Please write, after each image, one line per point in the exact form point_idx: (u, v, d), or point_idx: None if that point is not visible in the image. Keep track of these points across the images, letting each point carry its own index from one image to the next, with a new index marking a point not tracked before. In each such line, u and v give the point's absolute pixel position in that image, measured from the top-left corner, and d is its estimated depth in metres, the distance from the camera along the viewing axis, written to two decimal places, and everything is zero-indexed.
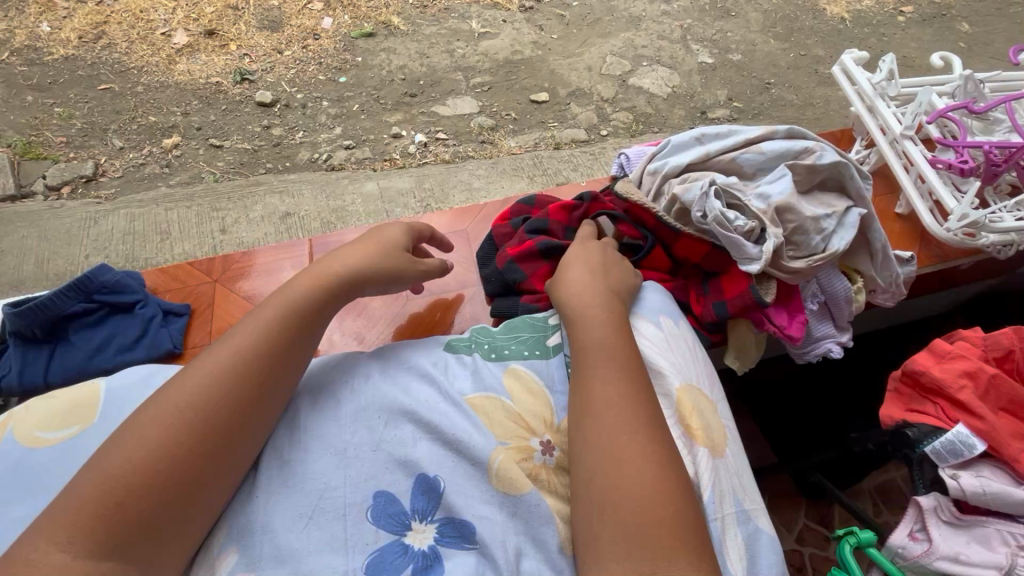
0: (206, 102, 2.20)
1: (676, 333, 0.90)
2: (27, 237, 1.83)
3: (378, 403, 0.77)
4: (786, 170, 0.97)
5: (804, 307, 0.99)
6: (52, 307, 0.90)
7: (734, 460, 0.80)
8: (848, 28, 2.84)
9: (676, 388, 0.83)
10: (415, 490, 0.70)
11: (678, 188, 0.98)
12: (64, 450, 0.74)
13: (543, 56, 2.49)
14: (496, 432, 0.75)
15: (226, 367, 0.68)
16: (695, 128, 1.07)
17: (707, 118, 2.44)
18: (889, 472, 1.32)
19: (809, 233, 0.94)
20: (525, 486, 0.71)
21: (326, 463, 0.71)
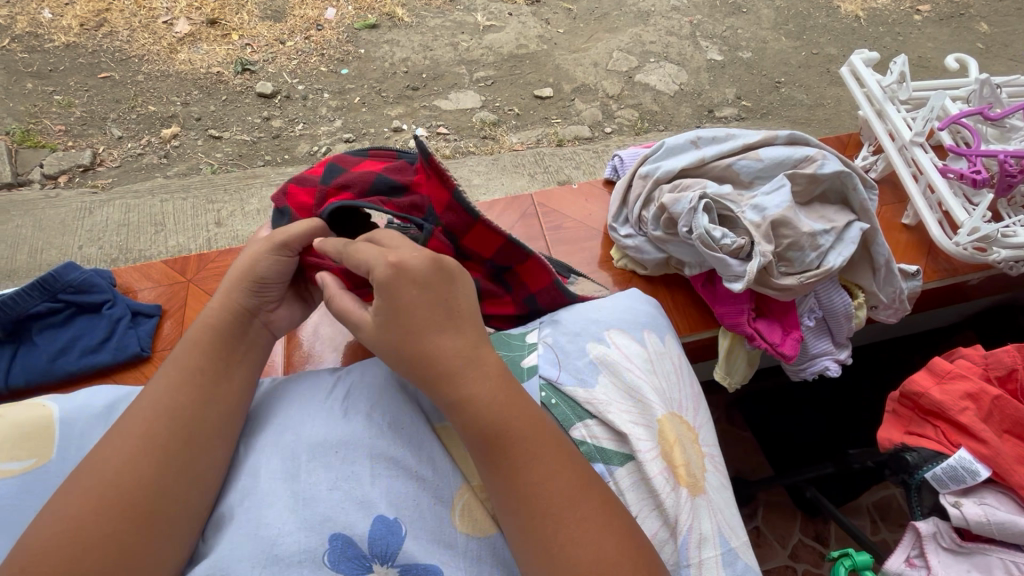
0: (206, 93, 2.17)
1: (660, 351, 0.87)
2: (22, 226, 1.82)
3: (326, 437, 0.69)
4: (785, 180, 0.93)
5: (800, 323, 0.95)
6: (13, 306, 0.87)
7: (717, 494, 0.76)
8: (863, 26, 2.77)
9: (659, 417, 0.79)
10: (374, 534, 0.64)
11: (668, 198, 0.94)
12: (15, 489, 0.67)
13: (549, 51, 2.44)
14: (460, 468, 0.74)
15: (148, 422, 0.65)
16: (691, 130, 1.03)
17: (714, 117, 2.39)
18: (888, 488, 1.30)
19: (804, 249, 0.90)
20: (489, 530, 0.70)
21: (280, 506, 0.64)
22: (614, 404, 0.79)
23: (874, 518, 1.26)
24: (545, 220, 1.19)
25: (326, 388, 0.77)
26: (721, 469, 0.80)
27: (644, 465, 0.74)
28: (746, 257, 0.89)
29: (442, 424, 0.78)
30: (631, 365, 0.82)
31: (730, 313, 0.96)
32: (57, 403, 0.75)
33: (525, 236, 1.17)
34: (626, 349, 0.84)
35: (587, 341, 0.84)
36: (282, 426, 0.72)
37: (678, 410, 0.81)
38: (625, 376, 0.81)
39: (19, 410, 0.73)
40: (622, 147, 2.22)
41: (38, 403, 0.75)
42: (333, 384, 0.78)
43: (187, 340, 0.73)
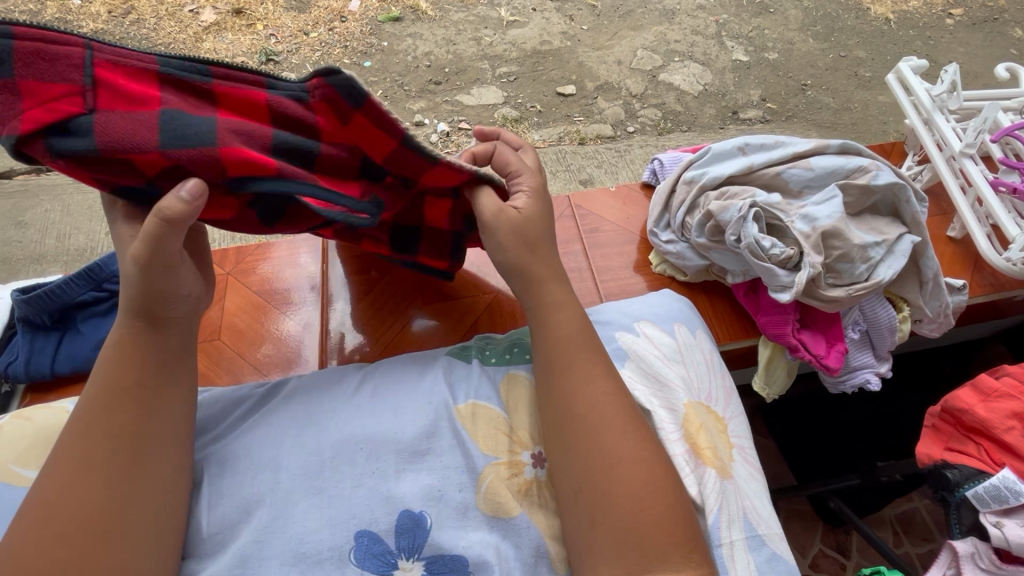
0: None
1: (690, 343, 0.87)
2: (51, 211, 1.84)
3: (356, 425, 0.72)
4: (837, 192, 0.92)
5: (844, 335, 0.95)
6: (61, 295, 0.91)
7: (746, 483, 0.75)
8: (893, 29, 2.71)
9: (683, 403, 0.79)
10: (400, 527, 0.66)
11: (715, 205, 0.93)
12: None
13: (572, 48, 2.42)
14: (486, 446, 0.72)
15: (84, 441, 0.62)
16: (738, 136, 1.02)
17: (739, 118, 2.36)
18: (912, 501, 1.29)
19: (855, 262, 0.89)
20: (513, 510, 0.68)
21: (305, 506, 0.66)
22: (639, 386, 0.79)
23: (897, 530, 1.25)
24: (581, 221, 1.18)
25: (352, 381, 0.80)
26: (753, 462, 0.79)
27: (666, 444, 0.74)
28: (794, 267, 0.89)
29: (470, 403, 0.76)
30: (657, 355, 0.84)
31: (774, 323, 0.95)
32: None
33: (560, 237, 1.16)
34: (656, 340, 0.86)
35: (615, 330, 0.86)
36: (306, 418, 0.74)
37: (705, 400, 0.81)
38: (649, 364, 0.82)
39: (49, 416, 0.78)
40: (644, 148, 2.20)
41: (65, 408, 0.79)
42: (358, 379, 0.80)
43: (106, 353, 0.67)
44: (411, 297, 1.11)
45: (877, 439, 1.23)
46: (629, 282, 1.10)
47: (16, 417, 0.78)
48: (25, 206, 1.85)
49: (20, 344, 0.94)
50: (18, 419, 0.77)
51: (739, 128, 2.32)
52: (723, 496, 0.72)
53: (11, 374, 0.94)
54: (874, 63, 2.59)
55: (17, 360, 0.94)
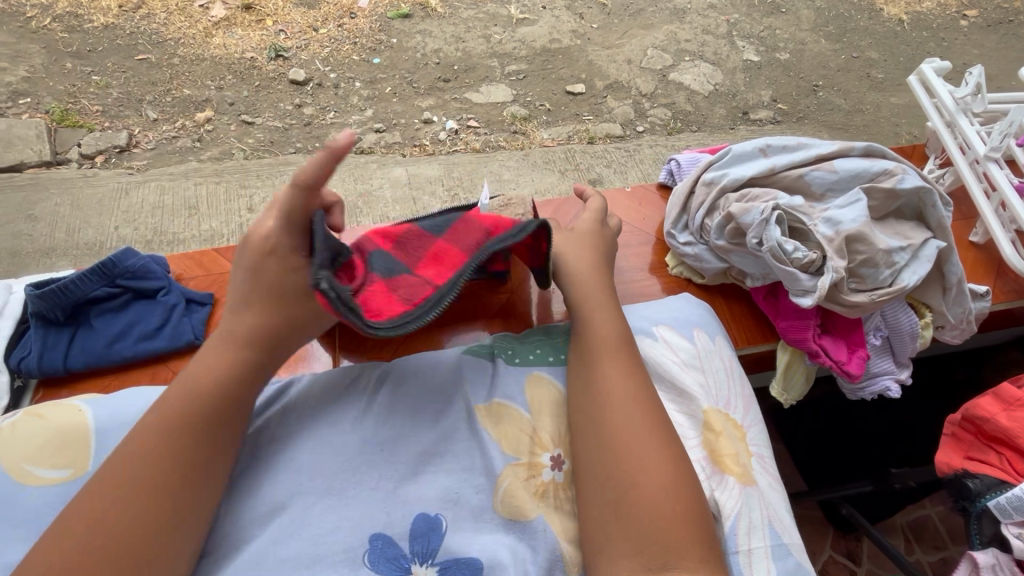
0: (240, 77, 2.17)
1: (710, 350, 0.86)
2: (61, 205, 1.85)
3: (380, 427, 0.74)
4: (861, 195, 0.90)
5: (866, 341, 0.94)
6: (75, 290, 0.92)
7: (766, 490, 0.75)
8: (905, 30, 2.68)
9: (704, 409, 0.79)
10: (415, 531, 0.66)
11: (736, 208, 0.93)
12: (53, 496, 0.71)
13: (582, 46, 2.41)
14: (508, 448, 0.73)
15: (144, 463, 0.61)
16: (760, 138, 1.02)
17: (749, 119, 2.33)
18: (924, 508, 1.27)
19: (879, 267, 0.88)
20: (530, 513, 0.68)
21: (320, 507, 0.67)
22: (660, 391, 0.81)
23: (908, 537, 1.23)
24: None
25: (369, 380, 0.79)
26: (772, 472, 0.78)
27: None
28: (816, 271, 0.87)
29: (488, 402, 0.76)
30: (676, 360, 0.84)
31: (794, 328, 0.94)
32: (93, 410, 0.78)
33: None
34: (675, 346, 0.85)
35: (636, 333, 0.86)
36: (325, 418, 0.75)
37: (723, 407, 0.80)
38: (670, 369, 0.82)
39: (61, 415, 0.77)
40: (653, 147, 2.19)
41: (76, 407, 0.79)
42: (377, 376, 0.80)
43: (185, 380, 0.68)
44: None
45: (890, 444, 1.22)
46: (645, 283, 1.09)
47: (29, 414, 0.77)
48: (36, 199, 1.85)
49: (32, 339, 0.93)
50: (32, 417, 0.77)
51: (749, 129, 2.30)
52: (741, 502, 0.71)
53: (23, 369, 0.93)
54: (886, 64, 2.57)
55: (28, 355, 0.94)
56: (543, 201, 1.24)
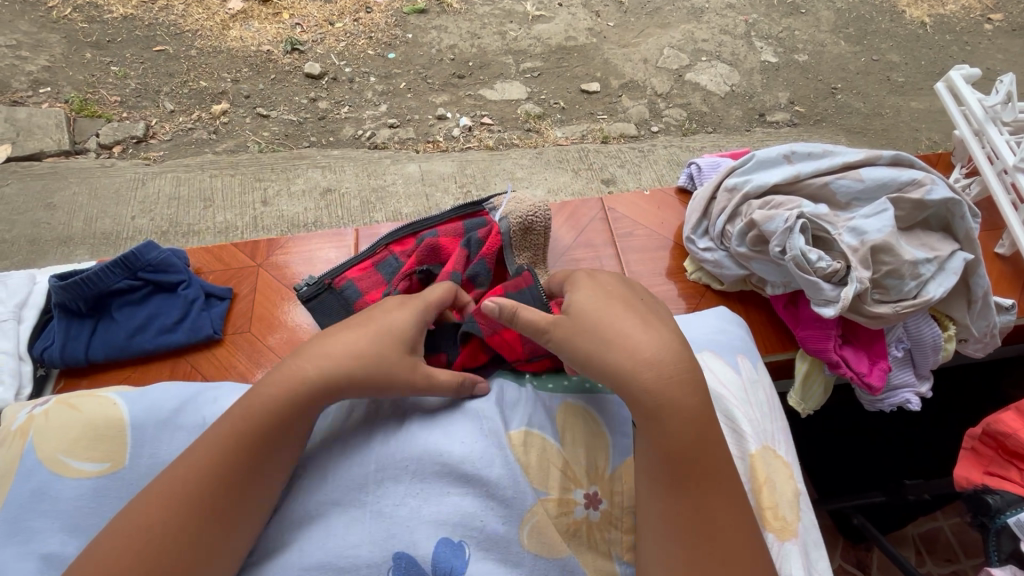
0: (256, 70, 2.17)
1: (754, 380, 0.86)
2: (78, 193, 1.87)
3: (416, 457, 0.72)
4: (888, 205, 0.89)
5: (887, 353, 0.93)
6: (98, 282, 0.93)
7: (805, 536, 0.76)
8: (928, 33, 2.64)
9: (751, 452, 0.79)
10: (439, 555, 0.67)
11: (759, 215, 0.92)
12: (89, 489, 0.74)
13: (598, 44, 2.39)
14: (536, 482, 0.74)
15: (209, 469, 0.64)
16: (785, 144, 1.01)
17: (766, 121, 2.31)
18: (937, 520, 1.25)
19: (903, 278, 0.87)
20: (563, 550, 0.70)
21: (350, 518, 0.69)
22: None
23: (919, 550, 1.21)
24: (614, 226, 1.17)
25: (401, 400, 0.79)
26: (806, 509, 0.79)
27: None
28: (839, 281, 0.87)
29: (523, 429, 0.77)
30: (725, 392, 0.83)
31: (815, 338, 0.93)
32: (129, 404, 0.80)
33: (593, 240, 1.16)
34: (722, 377, 0.84)
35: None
36: (358, 434, 0.76)
37: (768, 443, 0.81)
38: (721, 402, 0.81)
39: (95, 407, 0.78)
40: (668, 148, 2.17)
41: (111, 399, 0.80)
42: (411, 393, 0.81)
43: (261, 390, 0.70)
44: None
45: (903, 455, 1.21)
46: (661, 288, 1.10)
47: (61, 404, 0.79)
48: (55, 188, 1.87)
49: (55, 329, 0.95)
50: (67, 408, 0.78)
51: (765, 131, 2.28)
52: (783, 558, 0.73)
53: (47, 359, 0.95)
54: (907, 68, 2.53)
55: (51, 345, 0.95)
56: (562, 201, 1.23)
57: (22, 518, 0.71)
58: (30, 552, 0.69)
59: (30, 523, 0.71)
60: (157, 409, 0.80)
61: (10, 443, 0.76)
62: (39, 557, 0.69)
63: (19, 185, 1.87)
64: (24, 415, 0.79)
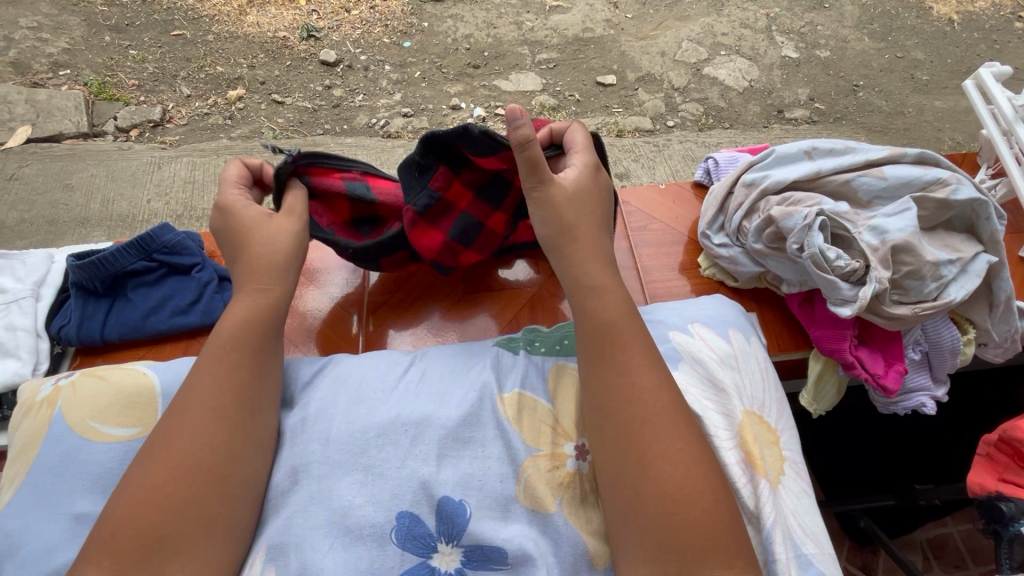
0: (272, 56, 2.17)
1: (745, 349, 0.85)
2: (96, 175, 1.89)
3: (408, 418, 0.73)
4: (910, 204, 0.87)
5: (904, 355, 0.91)
6: (113, 262, 0.94)
7: (796, 496, 0.73)
8: (956, 31, 2.57)
9: (739, 412, 0.78)
10: (442, 512, 0.67)
11: (777, 211, 0.91)
12: (119, 451, 0.75)
13: (615, 36, 2.36)
14: (529, 437, 0.73)
15: (209, 386, 0.69)
16: (806, 139, 0.99)
17: (784, 118, 2.27)
18: (946, 525, 1.23)
19: (924, 279, 0.85)
20: (552, 506, 0.69)
21: (351, 479, 0.69)
22: (695, 391, 0.78)
23: (926, 555, 1.20)
24: (628, 220, 1.16)
25: (396, 370, 0.81)
26: (805, 476, 0.76)
27: (721, 452, 0.73)
28: (857, 281, 0.85)
29: (516, 391, 0.77)
30: (712, 356, 0.82)
31: (830, 338, 0.92)
32: (158, 375, 0.82)
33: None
34: (710, 342, 0.84)
35: (668, 329, 0.86)
36: (355, 395, 0.77)
37: (757, 409, 0.79)
38: (706, 364, 0.81)
39: (126, 377, 0.80)
40: (683, 143, 2.14)
41: (141, 371, 0.82)
42: (407, 363, 0.82)
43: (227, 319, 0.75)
44: (428, 293, 1.13)
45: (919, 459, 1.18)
46: (675, 284, 1.09)
47: (89, 375, 0.80)
48: (73, 169, 1.90)
49: (72, 307, 0.97)
50: (95, 378, 0.80)
51: (783, 128, 2.24)
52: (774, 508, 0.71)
53: (63, 337, 0.97)
54: (932, 66, 2.47)
55: (68, 323, 0.97)
56: None
57: (48, 482, 0.72)
58: (59, 513, 0.70)
59: (56, 486, 0.72)
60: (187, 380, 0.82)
61: (37, 412, 0.78)
62: (71, 517, 0.70)
63: (39, 165, 1.90)
64: (49, 387, 0.81)
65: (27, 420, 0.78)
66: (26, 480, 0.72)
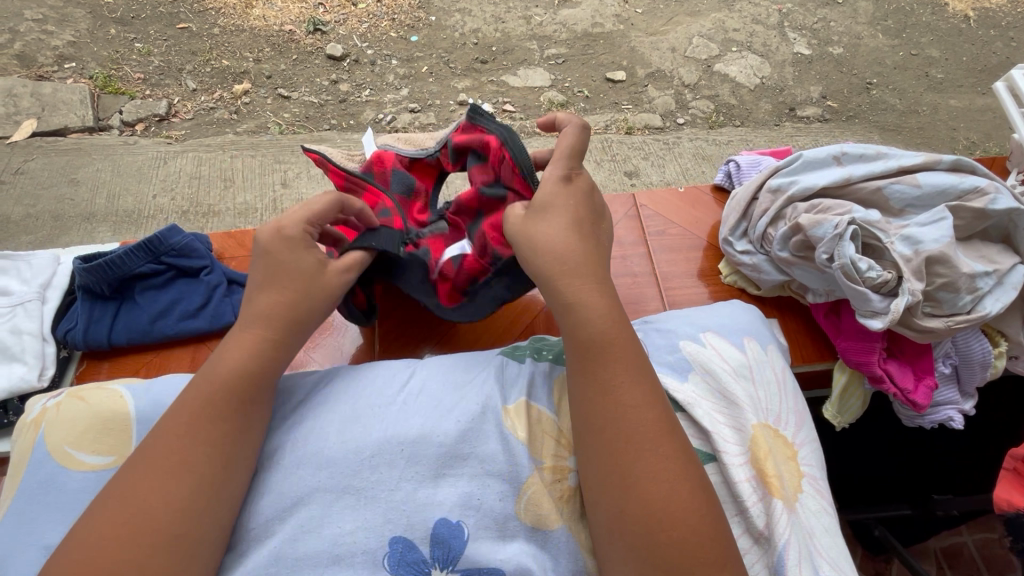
0: (278, 50, 2.15)
1: (761, 359, 0.84)
2: (101, 170, 1.88)
3: (398, 438, 0.71)
4: (945, 213, 0.85)
5: (934, 369, 0.89)
6: (121, 266, 0.93)
7: (812, 515, 0.72)
8: (972, 28, 2.52)
9: (751, 426, 0.76)
10: (437, 535, 0.66)
11: (806, 219, 0.89)
12: (94, 481, 0.74)
13: (625, 31, 2.32)
14: (534, 450, 0.72)
15: (185, 438, 0.63)
16: (836, 143, 0.97)
17: (796, 116, 2.23)
18: (960, 534, 1.21)
19: (959, 292, 0.82)
20: (553, 523, 0.68)
21: (343, 505, 0.67)
22: (701, 402, 0.76)
23: (941, 566, 1.18)
24: (647, 223, 1.17)
25: (398, 383, 0.78)
26: (825, 492, 0.75)
27: (729, 469, 0.72)
28: (888, 292, 0.84)
29: (524, 400, 0.75)
30: (726, 367, 0.81)
31: (857, 350, 0.90)
32: (135, 399, 0.79)
33: (624, 239, 1.15)
34: (723, 352, 0.82)
35: (680, 338, 0.84)
36: (350, 414, 0.74)
37: (773, 422, 0.78)
38: (717, 375, 0.79)
39: (103, 400, 0.78)
40: (693, 141, 2.11)
41: (121, 394, 0.80)
42: (407, 375, 0.79)
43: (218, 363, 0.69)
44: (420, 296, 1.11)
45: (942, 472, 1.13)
46: (695, 290, 1.09)
47: (73, 396, 0.79)
48: (78, 164, 1.88)
49: (79, 311, 0.96)
50: (75, 400, 0.78)
51: (795, 126, 2.21)
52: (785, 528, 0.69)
53: (70, 341, 0.96)
54: (947, 64, 2.42)
55: (74, 328, 0.96)
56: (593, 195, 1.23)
57: (29, 508, 0.72)
58: (32, 543, 0.70)
59: (35, 514, 0.71)
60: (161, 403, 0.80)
61: (25, 432, 0.78)
62: (41, 548, 0.69)
63: (44, 160, 1.89)
64: (38, 407, 0.80)
65: (19, 439, 0.78)
66: (10, 505, 0.73)
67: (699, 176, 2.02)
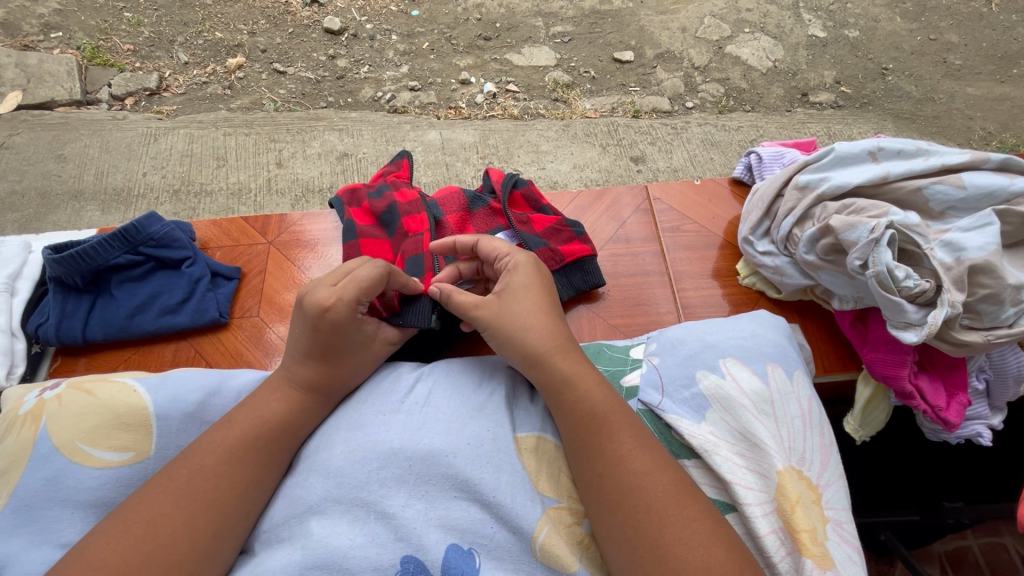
0: (273, 23, 2.05)
1: (786, 391, 0.79)
2: (89, 146, 1.81)
3: (408, 453, 0.67)
4: (992, 218, 0.80)
5: (966, 384, 0.86)
6: (93, 256, 0.88)
7: (847, 567, 0.67)
8: (993, 13, 2.43)
9: (778, 469, 0.72)
10: (450, 561, 0.62)
11: (838, 221, 0.84)
12: (110, 479, 0.71)
13: (634, 10, 2.23)
14: (549, 490, 0.68)
15: (216, 475, 0.64)
16: (871, 139, 0.92)
17: (808, 102, 2.15)
18: (965, 538, 1.14)
19: (1002, 304, 0.77)
20: (572, 566, 0.63)
21: (353, 517, 0.63)
22: (721, 446, 0.75)
23: (945, 568, 1.11)
24: (662, 217, 1.12)
25: (401, 391, 0.75)
26: (851, 541, 0.70)
27: (754, 522, 0.70)
28: (923, 303, 0.79)
29: (535, 434, 0.72)
30: (745, 402, 0.77)
31: (886, 362, 0.86)
32: (151, 392, 0.77)
33: (634, 235, 1.11)
34: (742, 381, 0.79)
35: (697, 369, 0.81)
36: (356, 421, 0.72)
37: (798, 463, 0.73)
38: (738, 414, 0.76)
39: (114, 393, 0.76)
40: (703, 126, 2.04)
41: (132, 386, 0.77)
42: (412, 383, 0.76)
43: (261, 404, 0.72)
44: None
45: (958, 477, 1.10)
46: (713, 290, 1.05)
47: (76, 388, 0.76)
48: (66, 139, 1.81)
49: (50, 305, 0.91)
50: (82, 393, 0.76)
51: (807, 112, 2.13)
52: None
53: (41, 336, 0.91)
54: (966, 50, 2.34)
55: (46, 321, 0.91)
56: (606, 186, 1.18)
57: (37, 505, 0.68)
58: (48, 541, 0.66)
59: (49, 511, 0.68)
60: (181, 392, 0.78)
61: (20, 428, 0.73)
62: (57, 546, 0.66)
63: (30, 134, 1.81)
64: (33, 399, 0.76)
65: (9, 435, 0.73)
66: (9, 502, 0.68)
67: (706, 163, 1.95)
